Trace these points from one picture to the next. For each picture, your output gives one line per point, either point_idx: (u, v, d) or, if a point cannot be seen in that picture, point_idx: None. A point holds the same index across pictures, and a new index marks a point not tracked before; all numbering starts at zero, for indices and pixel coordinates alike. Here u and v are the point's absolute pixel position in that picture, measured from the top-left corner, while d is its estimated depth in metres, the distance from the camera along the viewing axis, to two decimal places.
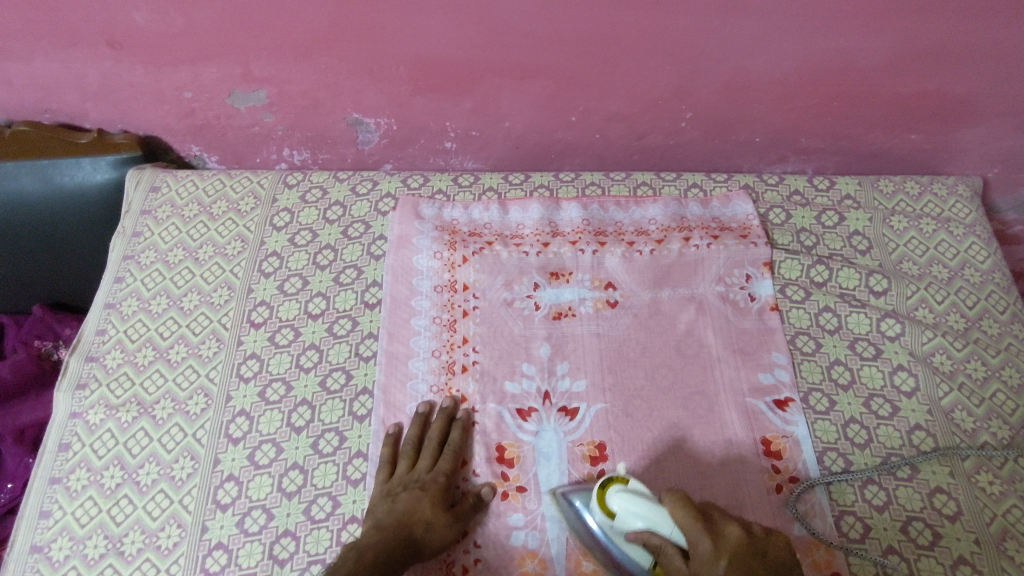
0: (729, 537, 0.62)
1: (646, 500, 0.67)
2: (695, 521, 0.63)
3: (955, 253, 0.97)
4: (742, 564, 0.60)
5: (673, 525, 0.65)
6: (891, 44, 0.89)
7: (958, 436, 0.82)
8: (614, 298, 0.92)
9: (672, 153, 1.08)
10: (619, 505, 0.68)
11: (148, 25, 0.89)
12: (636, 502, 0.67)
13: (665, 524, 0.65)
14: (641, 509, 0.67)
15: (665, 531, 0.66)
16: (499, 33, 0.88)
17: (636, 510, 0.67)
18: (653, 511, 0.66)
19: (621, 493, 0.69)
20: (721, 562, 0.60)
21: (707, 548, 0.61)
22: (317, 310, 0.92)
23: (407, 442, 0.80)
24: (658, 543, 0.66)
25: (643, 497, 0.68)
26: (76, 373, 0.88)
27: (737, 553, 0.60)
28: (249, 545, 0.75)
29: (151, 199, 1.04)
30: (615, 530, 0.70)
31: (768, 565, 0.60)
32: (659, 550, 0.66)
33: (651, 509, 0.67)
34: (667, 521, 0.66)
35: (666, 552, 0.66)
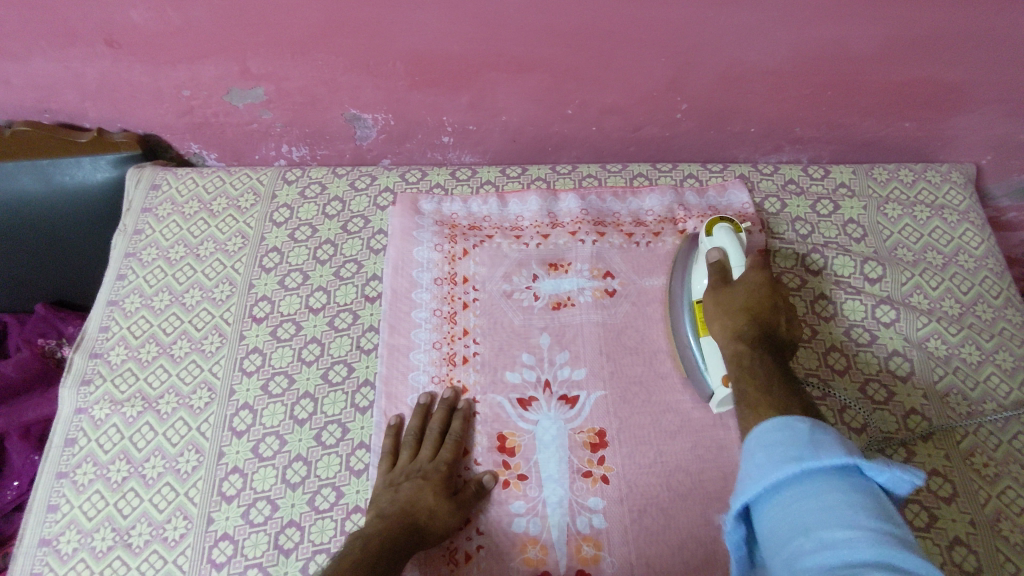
0: (772, 277, 0.76)
1: (734, 241, 0.81)
2: (757, 262, 0.77)
3: (950, 239, 0.98)
4: (769, 296, 0.74)
5: (741, 260, 0.79)
6: (883, 32, 0.89)
7: (954, 419, 0.83)
8: (612, 287, 0.92)
9: (668, 144, 1.09)
10: (720, 233, 0.83)
11: (146, 23, 0.89)
12: (728, 236, 0.82)
13: (735, 253, 0.80)
14: (727, 240, 0.82)
15: (733, 261, 0.80)
16: (494, 27, 0.89)
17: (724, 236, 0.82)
18: (733, 249, 0.81)
19: (727, 228, 0.83)
20: (755, 283, 0.75)
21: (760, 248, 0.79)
22: (318, 304, 0.93)
23: (409, 433, 0.81)
24: (718, 264, 0.80)
25: (739, 240, 0.82)
26: (80, 370, 0.89)
27: (765, 293, 0.75)
28: (254, 536, 0.76)
29: (151, 197, 1.04)
30: (701, 251, 0.85)
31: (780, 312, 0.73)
32: (715, 267, 0.80)
33: (732, 247, 0.81)
34: (738, 256, 0.80)
35: (727, 270, 0.79)
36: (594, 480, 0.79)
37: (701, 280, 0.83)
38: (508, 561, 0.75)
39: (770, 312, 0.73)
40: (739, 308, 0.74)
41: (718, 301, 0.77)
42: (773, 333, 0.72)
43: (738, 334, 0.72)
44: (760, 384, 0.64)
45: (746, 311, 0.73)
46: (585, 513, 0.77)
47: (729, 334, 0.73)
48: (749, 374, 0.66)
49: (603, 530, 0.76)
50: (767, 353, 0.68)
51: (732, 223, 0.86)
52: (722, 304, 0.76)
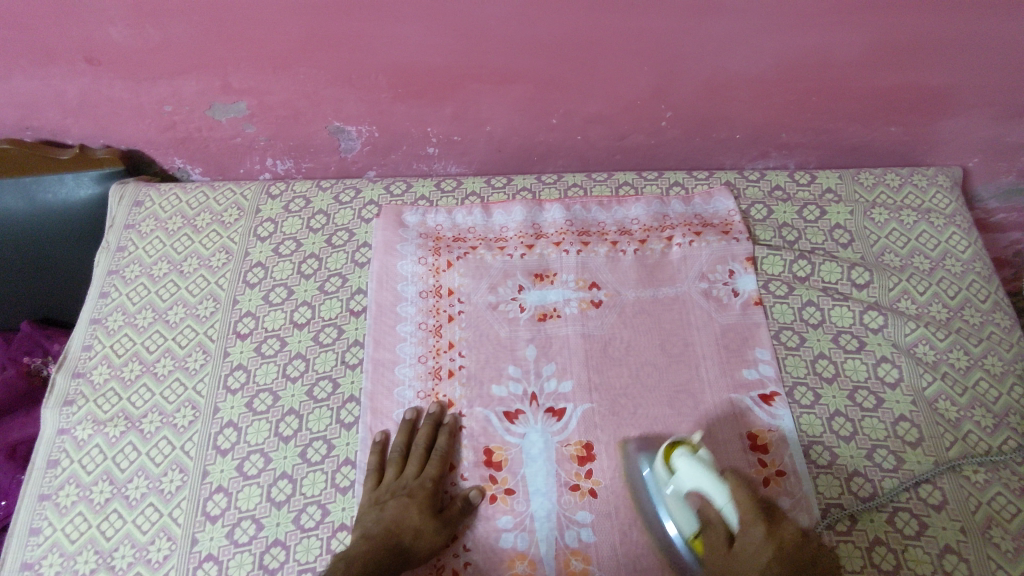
0: (785, 535, 0.62)
1: (709, 469, 0.68)
2: (752, 509, 0.63)
3: (937, 243, 0.97)
4: (789, 569, 0.61)
5: (728, 500, 0.65)
6: (865, 38, 0.89)
7: (942, 426, 0.82)
8: (598, 298, 0.92)
9: (654, 152, 1.08)
10: (683, 468, 0.70)
11: (125, 40, 0.89)
12: (701, 470, 0.68)
13: (719, 498, 0.66)
14: (702, 478, 0.68)
15: (722, 510, 0.66)
16: (476, 38, 0.89)
17: (686, 478, 0.69)
18: (710, 484, 0.67)
19: (687, 457, 0.70)
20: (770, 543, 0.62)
21: (760, 533, 0.62)
22: (302, 319, 0.92)
23: (395, 449, 0.80)
24: (712, 514, 0.68)
25: (708, 468, 0.69)
26: (63, 390, 0.88)
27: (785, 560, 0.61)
28: (239, 556, 0.76)
29: (134, 213, 1.04)
30: (675, 491, 0.72)
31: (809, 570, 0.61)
32: (710, 520, 0.68)
33: (713, 487, 0.67)
34: (722, 495, 0.66)
35: (716, 527, 0.67)
36: (582, 493, 0.78)
37: (688, 524, 0.72)
38: None
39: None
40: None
41: (723, 563, 0.66)
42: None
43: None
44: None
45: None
46: (573, 527, 0.76)
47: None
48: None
49: (592, 544, 0.75)
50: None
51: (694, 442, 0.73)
52: (738, 573, 0.63)
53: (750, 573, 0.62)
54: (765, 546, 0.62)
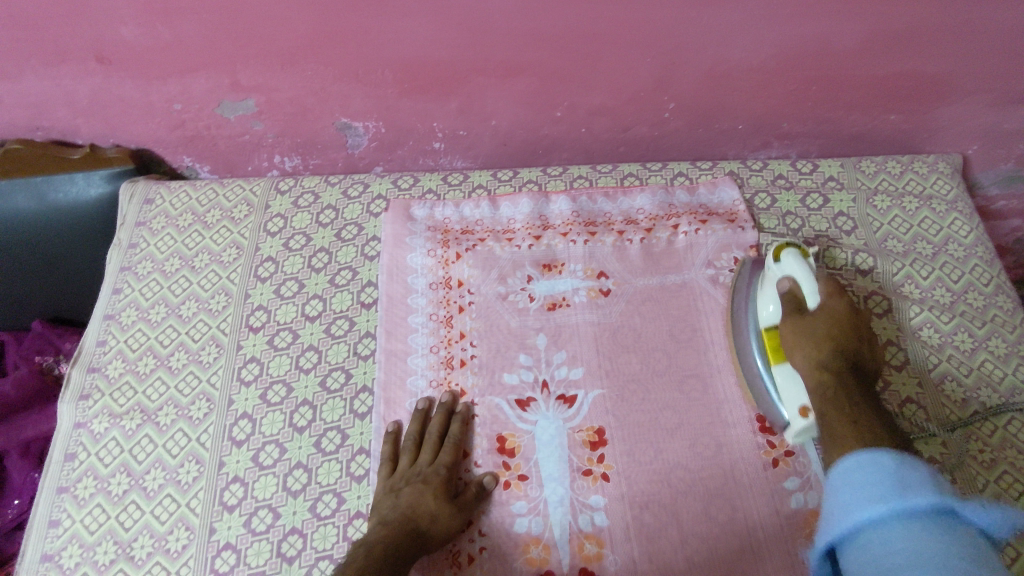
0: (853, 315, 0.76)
1: (805, 266, 0.78)
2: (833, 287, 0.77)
3: (939, 229, 0.99)
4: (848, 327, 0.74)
5: (815, 287, 0.76)
6: (865, 26, 0.90)
7: (948, 407, 0.83)
8: (606, 287, 0.93)
9: (657, 143, 1.10)
10: (789, 259, 0.80)
11: (135, 39, 0.90)
12: (803, 266, 0.78)
13: (808, 282, 0.77)
14: (798, 270, 0.78)
15: (806, 290, 0.76)
16: (481, 32, 0.90)
17: (789, 268, 0.79)
18: (805, 273, 0.78)
19: (795, 254, 0.80)
20: (834, 314, 0.74)
21: (836, 303, 0.75)
22: (314, 312, 0.93)
23: (408, 437, 0.81)
24: (795, 292, 0.78)
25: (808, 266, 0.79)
26: (78, 385, 0.89)
27: (846, 324, 0.74)
28: (257, 544, 0.77)
29: (145, 211, 1.05)
30: (772, 278, 0.82)
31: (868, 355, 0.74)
32: (791, 294, 0.78)
33: (806, 274, 0.77)
34: (811, 282, 0.77)
35: (801, 300, 0.77)
36: (594, 478, 0.79)
37: (770, 306, 0.81)
38: (511, 561, 0.75)
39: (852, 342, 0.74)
40: (820, 336, 0.73)
41: (795, 326, 0.75)
42: (857, 361, 0.73)
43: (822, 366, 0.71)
44: (851, 416, 0.65)
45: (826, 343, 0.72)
46: (586, 511, 0.77)
47: (811, 363, 0.72)
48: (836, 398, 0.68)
49: (605, 528, 0.76)
50: (853, 383, 0.70)
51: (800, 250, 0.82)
52: (806, 334, 0.74)
53: (814, 329, 0.74)
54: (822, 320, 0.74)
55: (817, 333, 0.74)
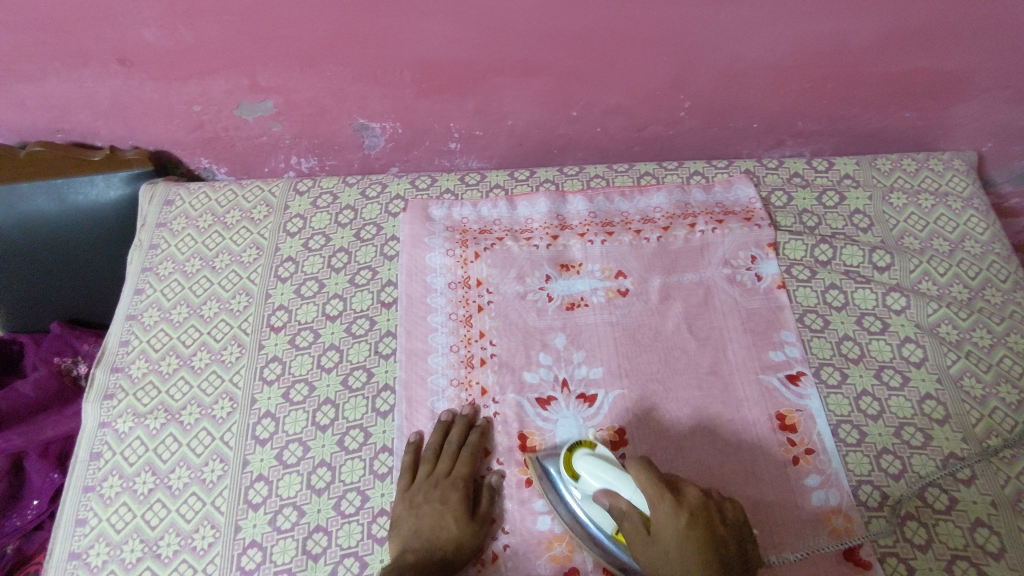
0: (691, 510, 0.64)
1: (609, 465, 0.71)
2: (661, 490, 0.65)
3: (955, 226, 0.99)
4: (702, 529, 0.63)
5: (636, 491, 0.68)
6: (881, 24, 0.91)
7: (968, 403, 0.84)
8: (625, 286, 0.94)
9: (672, 142, 1.10)
10: (589, 473, 0.72)
11: (157, 41, 0.91)
12: (608, 471, 0.71)
13: (625, 490, 0.69)
14: (610, 479, 0.70)
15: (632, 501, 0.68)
16: (500, 32, 0.90)
17: (599, 481, 0.71)
18: (617, 477, 0.70)
19: (590, 459, 0.73)
20: (679, 538, 0.63)
21: (668, 508, 0.64)
22: (334, 312, 0.94)
23: (428, 448, 0.81)
24: (622, 507, 0.69)
25: (613, 467, 0.71)
26: (103, 384, 0.90)
27: (694, 525, 0.63)
28: (283, 542, 0.77)
29: (165, 212, 1.05)
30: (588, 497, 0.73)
31: (730, 533, 0.64)
32: (623, 514, 0.69)
33: (618, 478, 0.70)
34: (629, 486, 0.69)
35: (636, 516, 0.68)
36: None
37: (607, 522, 0.73)
38: (534, 559, 0.75)
39: (713, 548, 0.62)
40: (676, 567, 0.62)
41: (655, 560, 0.64)
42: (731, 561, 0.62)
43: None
44: None
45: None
46: None
47: None
48: None
49: None
50: None
51: (590, 445, 0.76)
52: (659, 558, 0.64)
53: (673, 537, 0.63)
54: (677, 537, 0.63)
55: (678, 551, 0.62)
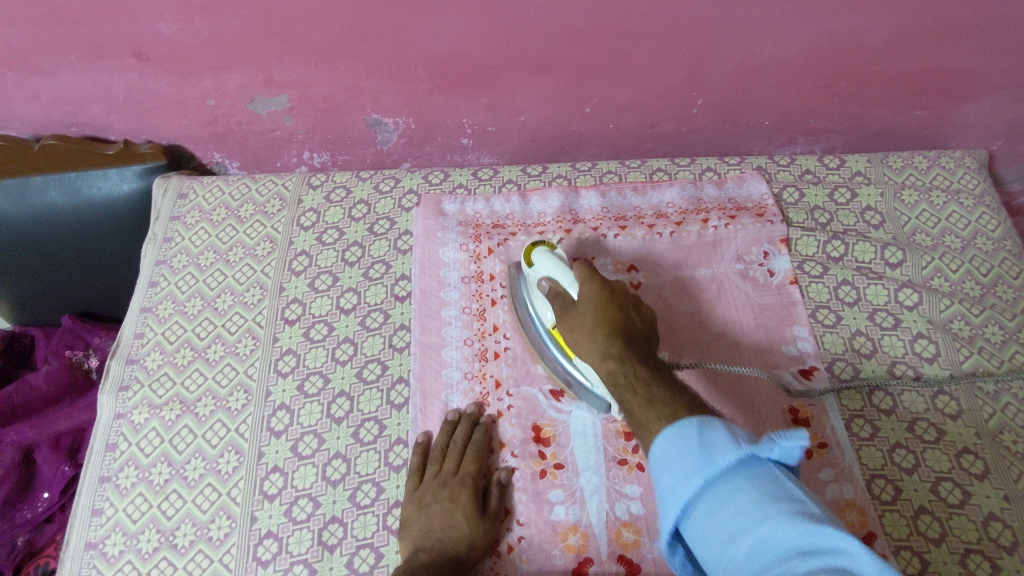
0: (612, 288, 0.76)
1: (558, 258, 0.81)
2: (589, 272, 0.76)
3: (967, 223, 0.99)
4: (612, 306, 0.74)
5: (571, 279, 0.78)
6: (894, 22, 0.91)
7: (980, 398, 0.84)
8: (637, 280, 0.94)
9: (684, 139, 1.11)
10: (540, 258, 0.81)
11: (173, 35, 0.91)
12: (554, 260, 0.80)
13: (563, 275, 0.78)
14: (551, 265, 0.80)
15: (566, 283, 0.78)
16: (515, 28, 0.91)
17: (545, 268, 0.80)
18: (559, 266, 0.79)
19: (544, 252, 0.82)
20: (593, 307, 0.74)
21: (591, 286, 0.75)
22: (348, 305, 0.94)
23: (436, 447, 0.81)
24: (558, 293, 0.79)
25: (559, 258, 0.81)
26: (118, 376, 0.91)
27: (603, 304, 0.74)
28: (299, 533, 0.78)
29: (178, 206, 1.06)
30: (533, 281, 0.84)
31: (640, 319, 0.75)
32: (557, 296, 0.79)
33: (560, 269, 0.79)
34: (568, 274, 0.78)
35: (567, 298, 0.78)
36: (629, 467, 0.79)
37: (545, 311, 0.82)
38: (549, 549, 0.75)
39: (617, 318, 0.73)
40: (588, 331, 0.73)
41: (569, 328, 0.76)
42: (632, 329, 0.72)
43: (605, 355, 0.70)
44: (642, 397, 0.64)
45: (604, 331, 0.71)
46: (623, 500, 0.77)
47: (598, 355, 0.71)
48: (629, 391, 0.65)
49: (642, 516, 0.76)
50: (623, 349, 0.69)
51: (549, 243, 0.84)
52: (573, 324, 0.75)
53: (588, 311, 0.74)
54: (591, 311, 0.74)
55: (590, 317, 0.73)
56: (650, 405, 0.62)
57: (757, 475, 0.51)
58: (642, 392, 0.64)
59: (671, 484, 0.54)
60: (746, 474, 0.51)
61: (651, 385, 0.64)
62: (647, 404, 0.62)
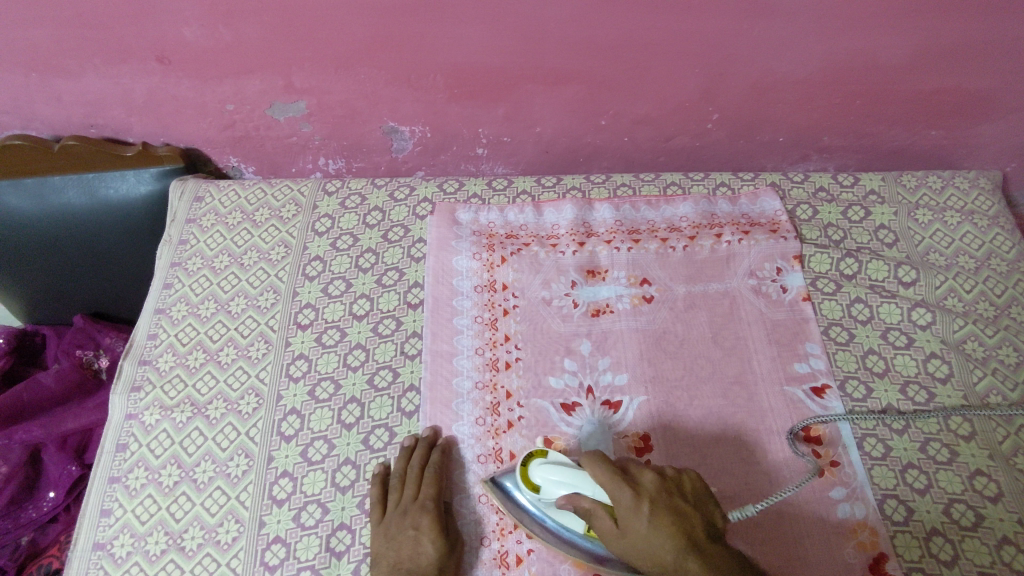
0: (649, 488, 0.64)
1: (567, 468, 0.69)
2: (616, 479, 0.65)
3: (981, 244, 0.99)
4: (667, 512, 0.63)
5: (597, 486, 0.66)
6: (912, 42, 0.92)
7: (993, 420, 0.84)
8: (650, 294, 0.94)
9: (697, 154, 1.11)
10: (548, 482, 0.70)
11: (196, 40, 0.92)
12: (566, 474, 0.69)
13: (589, 488, 0.67)
14: (569, 480, 0.68)
15: (594, 495, 0.66)
16: (533, 40, 0.91)
17: (560, 478, 0.69)
18: (576, 476, 0.68)
19: (546, 468, 0.70)
20: (644, 520, 0.63)
21: (628, 498, 0.63)
22: (362, 311, 0.94)
23: (394, 475, 0.80)
24: (586, 509, 0.67)
25: (567, 466, 0.69)
26: (130, 376, 0.91)
27: (664, 510, 0.63)
28: (307, 538, 0.77)
29: (194, 208, 1.06)
30: (545, 503, 0.71)
31: (687, 501, 0.65)
32: (588, 513, 0.67)
33: (577, 476, 0.68)
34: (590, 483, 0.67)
35: (599, 506, 0.66)
36: None
37: (572, 524, 0.71)
38: (558, 563, 0.75)
39: (681, 529, 0.62)
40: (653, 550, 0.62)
41: (627, 546, 0.64)
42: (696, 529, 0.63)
43: None
44: None
45: (677, 552, 0.62)
46: None
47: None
48: None
49: None
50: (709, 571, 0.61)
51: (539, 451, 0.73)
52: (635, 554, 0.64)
53: (642, 534, 0.62)
54: (644, 524, 0.62)
55: (649, 541, 0.62)
56: None
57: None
58: None
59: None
60: None
61: None
62: None
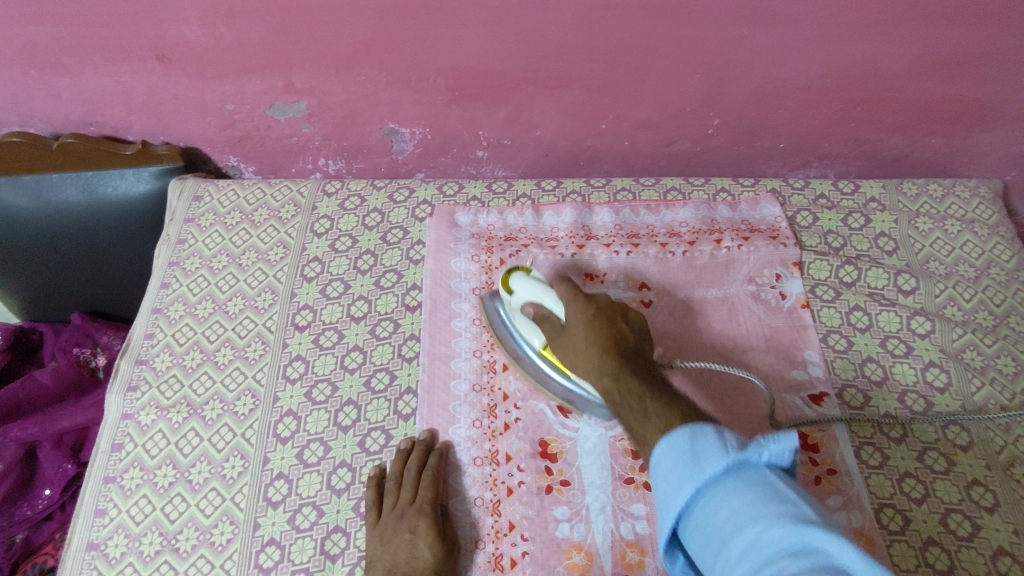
0: (598, 304, 0.76)
1: (537, 280, 0.82)
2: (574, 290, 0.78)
3: (981, 252, 0.99)
4: (602, 321, 0.74)
5: (556, 299, 0.79)
6: (913, 50, 0.91)
7: (991, 431, 0.83)
8: (648, 298, 0.94)
9: (698, 159, 1.11)
10: (519, 286, 0.82)
11: (196, 39, 0.92)
12: (533, 284, 0.81)
13: (549, 299, 0.80)
14: (535, 290, 0.81)
15: (551, 304, 0.79)
16: (535, 44, 0.91)
17: (527, 288, 0.82)
18: (540, 287, 0.81)
19: (521, 278, 0.83)
20: (584, 325, 0.75)
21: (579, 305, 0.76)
22: (359, 313, 0.94)
23: (389, 478, 0.79)
24: (545, 314, 0.81)
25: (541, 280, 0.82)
26: (127, 376, 0.91)
27: (597, 319, 0.75)
28: (301, 541, 0.77)
29: (193, 208, 1.06)
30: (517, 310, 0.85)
31: (630, 328, 0.75)
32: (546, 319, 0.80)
33: (541, 290, 0.81)
34: (551, 295, 0.80)
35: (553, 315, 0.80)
36: (636, 486, 0.79)
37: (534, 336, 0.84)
38: (552, 568, 0.74)
39: (607, 334, 0.73)
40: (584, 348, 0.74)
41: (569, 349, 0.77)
42: (625, 343, 0.73)
43: (602, 372, 0.71)
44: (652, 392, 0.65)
45: (599, 349, 0.72)
46: (628, 519, 0.77)
47: (596, 369, 0.72)
48: (626, 406, 0.65)
49: (648, 536, 0.75)
50: (617, 366, 0.70)
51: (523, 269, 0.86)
52: (573, 351, 0.76)
53: (581, 335, 0.75)
54: (583, 327, 0.75)
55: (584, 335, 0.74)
56: (649, 416, 0.61)
57: (752, 480, 0.50)
58: (639, 403, 0.64)
59: (666, 495, 0.54)
60: (740, 478, 0.51)
61: (644, 395, 0.64)
62: (642, 413, 0.63)
